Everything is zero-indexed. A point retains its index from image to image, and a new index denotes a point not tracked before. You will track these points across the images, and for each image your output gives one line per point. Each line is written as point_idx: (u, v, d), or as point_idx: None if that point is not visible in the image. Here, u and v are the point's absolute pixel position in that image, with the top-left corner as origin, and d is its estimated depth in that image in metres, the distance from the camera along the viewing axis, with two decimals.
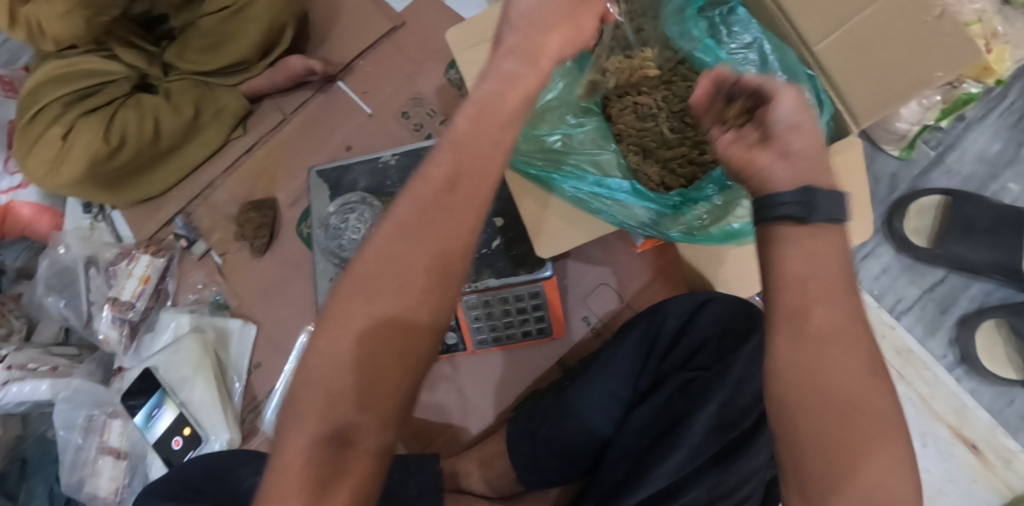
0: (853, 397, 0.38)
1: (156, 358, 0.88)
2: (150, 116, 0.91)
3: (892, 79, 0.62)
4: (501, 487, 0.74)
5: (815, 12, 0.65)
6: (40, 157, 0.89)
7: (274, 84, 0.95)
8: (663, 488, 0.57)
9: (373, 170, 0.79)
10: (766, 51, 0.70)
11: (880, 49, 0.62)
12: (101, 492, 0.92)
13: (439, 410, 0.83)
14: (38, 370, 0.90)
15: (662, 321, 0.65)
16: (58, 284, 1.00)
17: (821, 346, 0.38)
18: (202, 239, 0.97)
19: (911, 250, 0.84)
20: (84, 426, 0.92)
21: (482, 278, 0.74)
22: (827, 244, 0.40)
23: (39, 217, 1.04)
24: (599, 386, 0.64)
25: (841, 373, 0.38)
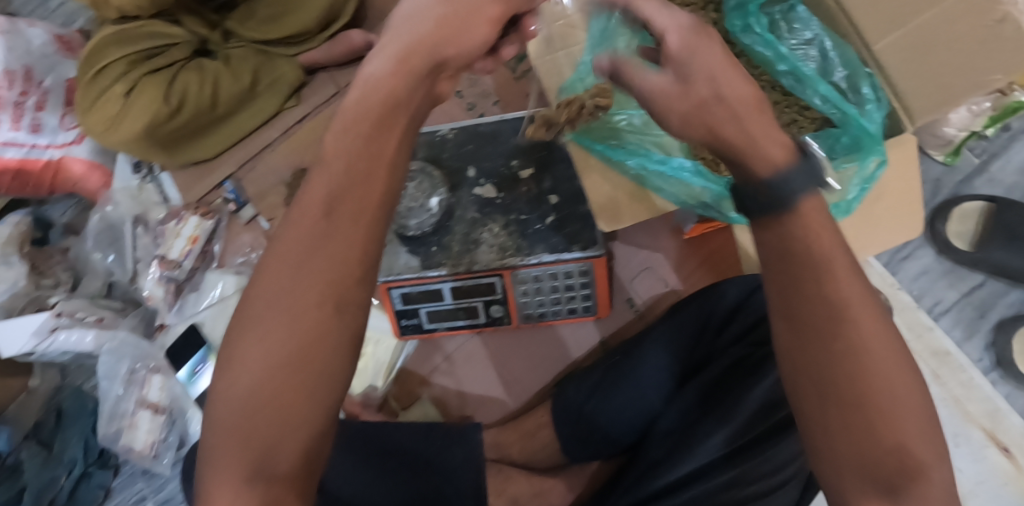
0: (870, 388, 0.40)
1: (202, 315, 0.92)
2: (210, 80, 0.94)
3: (948, 79, 0.64)
4: (541, 459, 0.76)
5: (875, 14, 0.67)
6: (101, 113, 0.91)
7: (331, 56, 0.98)
8: (707, 464, 0.59)
9: (430, 142, 0.81)
10: (827, 47, 0.72)
11: (941, 50, 0.63)
12: (137, 445, 0.94)
13: (480, 383, 0.85)
14: (85, 320, 0.92)
15: (716, 300, 0.67)
16: (106, 240, 1.03)
17: (830, 342, 0.40)
18: (251, 204, 0.98)
19: (954, 253, 0.86)
20: (127, 378, 0.93)
21: (535, 253, 0.75)
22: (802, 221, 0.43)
23: (90, 174, 1.06)
24: (649, 361, 0.67)
25: (854, 366, 0.40)
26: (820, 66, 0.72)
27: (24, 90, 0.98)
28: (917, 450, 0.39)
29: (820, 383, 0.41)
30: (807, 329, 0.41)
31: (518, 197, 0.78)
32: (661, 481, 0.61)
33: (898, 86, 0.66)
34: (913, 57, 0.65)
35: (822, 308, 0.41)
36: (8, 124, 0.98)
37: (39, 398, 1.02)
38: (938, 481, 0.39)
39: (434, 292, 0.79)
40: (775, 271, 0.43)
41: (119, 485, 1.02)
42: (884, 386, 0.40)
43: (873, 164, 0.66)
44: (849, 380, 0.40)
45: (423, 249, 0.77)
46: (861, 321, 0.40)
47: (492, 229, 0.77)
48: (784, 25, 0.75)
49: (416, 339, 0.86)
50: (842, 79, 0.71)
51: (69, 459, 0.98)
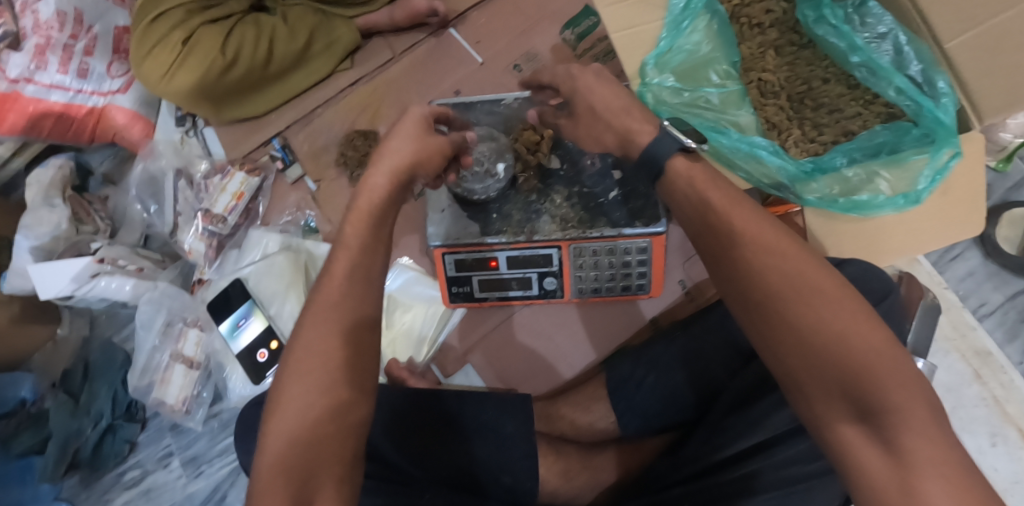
0: (810, 313, 0.46)
1: (247, 270, 0.90)
2: (267, 36, 0.94)
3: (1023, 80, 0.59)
4: (596, 432, 0.78)
5: (949, 10, 0.62)
6: (157, 61, 0.90)
7: (391, 21, 0.98)
8: (772, 435, 0.62)
9: (494, 111, 0.81)
10: (901, 42, 0.67)
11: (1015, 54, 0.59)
12: (169, 400, 0.93)
13: (527, 356, 0.85)
14: (127, 268, 0.92)
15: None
16: (148, 191, 1.02)
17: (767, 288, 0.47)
18: (298, 163, 0.97)
19: (1000, 257, 0.89)
20: (163, 331, 0.93)
21: (597, 226, 0.75)
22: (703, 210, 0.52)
23: (133, 124, 1.04)
24: (721, 336, 0.69)
25: (796, 301, 0.46)
26: (894, 60, 0.69)
27: (73, 33, 0.94)
28: (865, 357, 0.44)
29: (764, 324, 0.48)
30: (746, 284, 0.48)
31: (581, 171, 0.78)
32: (727, 451, 0.63)
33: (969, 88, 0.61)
34: (984, 59, 0.61)
35: (752, 261, 0.48)
36: (57, 67, 0.95)
37: (68, 347, 1.03)
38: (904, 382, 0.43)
39: (490, 261, 0.78)
40: (722, 243, 0.50)
41: (145, 440, 1.01)
42: (828, 312, 0.45)
43: (945, 156, 0.64)
44: (785, 314, 0.47)
45: (484, 215, 0.77)
46: (761, 257, 0.48)
47: (554, 200, 0.78)
48: (857, 18, 0.71)
49: (464, 308, 0.86)
50: (918, 74, 0.66)
51: (95, 411, 0.96)
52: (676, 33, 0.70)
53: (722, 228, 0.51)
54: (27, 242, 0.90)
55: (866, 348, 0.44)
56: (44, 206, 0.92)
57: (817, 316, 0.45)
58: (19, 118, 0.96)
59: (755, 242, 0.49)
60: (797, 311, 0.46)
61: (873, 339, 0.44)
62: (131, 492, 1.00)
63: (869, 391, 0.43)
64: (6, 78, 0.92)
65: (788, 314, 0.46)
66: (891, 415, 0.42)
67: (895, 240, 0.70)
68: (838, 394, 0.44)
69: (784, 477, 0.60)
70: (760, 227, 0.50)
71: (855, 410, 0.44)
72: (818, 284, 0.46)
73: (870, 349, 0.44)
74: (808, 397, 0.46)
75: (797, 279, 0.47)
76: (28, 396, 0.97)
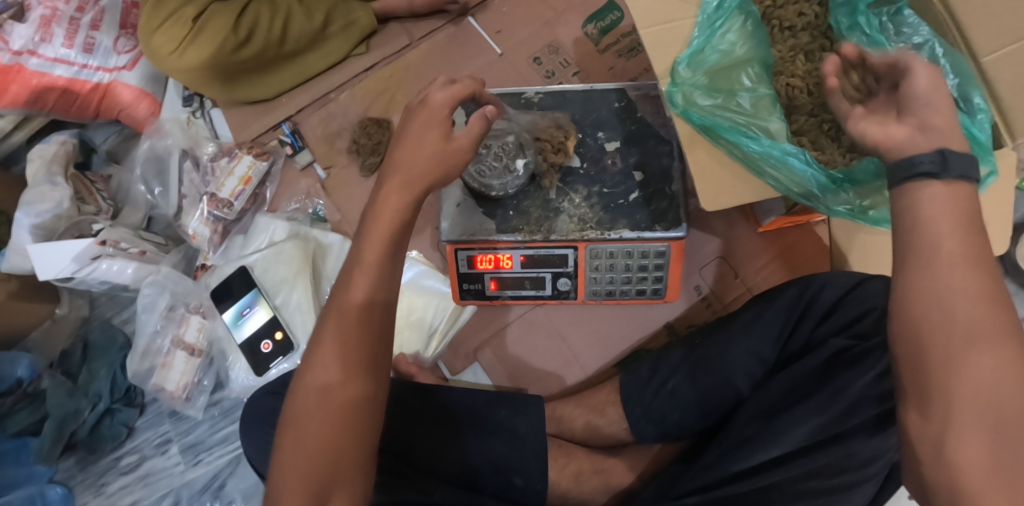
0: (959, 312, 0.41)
1: (253, 257, 0.88)
2: (281, 16, 0.91)
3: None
4: (606, 437, 0.78)
5: (986, 24, 0.62)
6: (167, 36, 0.87)
7: (410, 6, 0.95)
8: (793, 450, 0.61)
9: (515, 104, 0.79)
10: (937, 53, 0.64)
11: None
12: (169, 385, 0.91)
13: (538, 356, 0.84)
14: (129, 251, 0.90)
15: (819, 292, 0.65)
16: (152, 171, 0.99)
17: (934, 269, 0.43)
18: (308, 149, 0.94)
19: (1019, 275, 0.89)
20: (165, 314, 0.91)
21: (617, 228, 0.73)
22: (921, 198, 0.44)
23: (139, 101, 1.00)
24: (744, 346, 0.67)
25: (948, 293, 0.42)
26: (931, 71, 0.65)
27: (80, 6, 0.94)
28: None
29: (932, 331, 0.42)
30: (925, 283, 0.43)
31: (602, 170, 0.76)
32: (748, 462, 0.62)
33: (1005, 104, 0.60)
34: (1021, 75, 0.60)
35: (961, 270, 0.42)
36: (62, 40, 0.93)
37: (67, 326, 1.01)
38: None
39: (504, 259, 0.77)
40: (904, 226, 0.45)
41: (143, 425, 0.99)
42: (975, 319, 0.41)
43: (980, 174, 0.62)
44: (972, 333, 0.40)
45: (500, 212, 0.75)
46: (951, 265, 0.42)
47: (573, 199, 0.75)
48: (892, 27, 0.69)
49: (474, 306, 0.84)
50: (954, 87, 0.63)
51: (94, 392, 0.95)
52: (710, 31, 0.68)
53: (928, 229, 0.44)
54: (27, 220, 0.87)
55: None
56: (45, 182, 0.89)
57: (988, 339, 0.40)
58: (21, 90, 0.93)
59: (967, 251, 0.42)
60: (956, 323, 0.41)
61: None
62: (128, 477, 0.98)
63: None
64: (10, 50, 0.91)
65: (970, 330, 0.41)
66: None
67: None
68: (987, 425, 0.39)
69: (800, 492, 0.59)
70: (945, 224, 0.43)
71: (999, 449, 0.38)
72: (977, 296, 0.41)
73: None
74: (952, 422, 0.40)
75: (994, 302, 0.41)
76: (25, 375, 0.94)
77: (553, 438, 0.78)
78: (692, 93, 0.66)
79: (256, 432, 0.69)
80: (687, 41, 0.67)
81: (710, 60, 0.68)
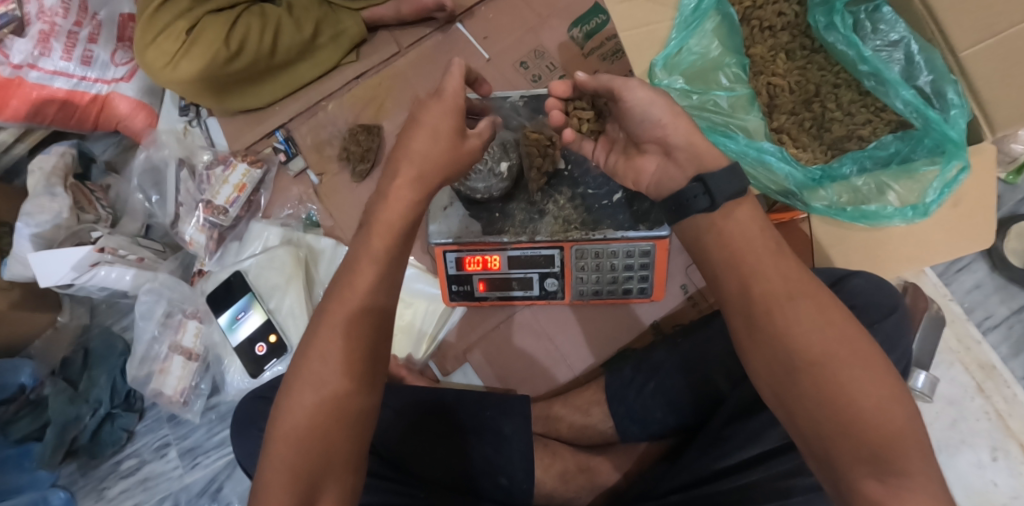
0: (816, 354, 0.47)
1: (247, 263, 0.90)
2: (272, 27, 0.93)
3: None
4: (592, 435, 0.79)
5: (965, 17, 0.58)
6: (161, 49, 0.89)
7: (398, 14, 0.96)
8: (773, 447, 0.62)
9: (500, 109, 0.80)
10: (913, 51, 0.65)
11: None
12: (168, 390, 0.93)
13: (526, 356, 0.85)
14: (127, 258, 0.92)
15: None
16: (149, 181, 1.01)
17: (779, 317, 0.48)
18: (300, 156, 0.96)
19: (1007, 269, 0.90)
20: (162, 320, 0.92)
21: (601, 229, 0.75)
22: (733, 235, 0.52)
23: (136, 113, 1.02)
24: (722, 344, 0.69)
25: (801, 336, 0.47)
26: (904, 69, 0.67)
27: (78, 21, 0.95)
28: (894, 421, 0.45)
29: (796, 386, 0.47)
30: (772, 340, 0.48)
31: (585, 172, 0.77)
32: (728, 461, 0.63)
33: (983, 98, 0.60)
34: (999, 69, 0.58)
35: (799, 323, 0.48)
36: (61, 54, 0.95)
37: (68, 335, 1.03)
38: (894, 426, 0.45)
39: (493, 260, 0.78)
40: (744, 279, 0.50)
41: (143, 429, 1.01)
42: (832, 350, 0.47)
43: (954, 170, 0.64)
44: (832, 377, 0.46)
45: (486, 214, 0.77)
46: (792, 313, 0.48)
47: (557, 200, 0.77)
48: (869, 25, 0.70)
49: (464, 307, 0.85)
50: (927, 84, 0.65)
51: (95, 398, 0.96)
52: (687, 33, 0.69)
53: (757, 283, 0.50)
54: (27, 230, 0.89)
55: (894, 413, 0.45)
56: (45, 193, 0.91)
57: (847, 373, 0.46)
58: (21, 104, 0.95)
59: (793, 293, 0.49)
60: (820, 374, 0.46)
61: (905, 410, 0.46)
62: (128, 481, 1.00)
63: (899, 454, 0.44)
64: (10, 64, 0.92)
65: (824, 373, 0.46)
66: (913, 484, 0.44)
67: (903, 252, 0.69)
68: (864, 459, 0.45)
69: (779, 489, 0.59)
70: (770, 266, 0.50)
71: (878, 476, 0.44)
72: (829, 338, 0.47)
73: (898, 416, 0.45)
74: (835, 464, 0.46)
75: (840, 337, 0.47)
76: (28, 382, 0.96)
77: (541, 437, 0.79)
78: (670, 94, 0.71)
79: (247, 433, 0.70)
80: (664, 43, 0.69)
81: (687, 60, 0.72)
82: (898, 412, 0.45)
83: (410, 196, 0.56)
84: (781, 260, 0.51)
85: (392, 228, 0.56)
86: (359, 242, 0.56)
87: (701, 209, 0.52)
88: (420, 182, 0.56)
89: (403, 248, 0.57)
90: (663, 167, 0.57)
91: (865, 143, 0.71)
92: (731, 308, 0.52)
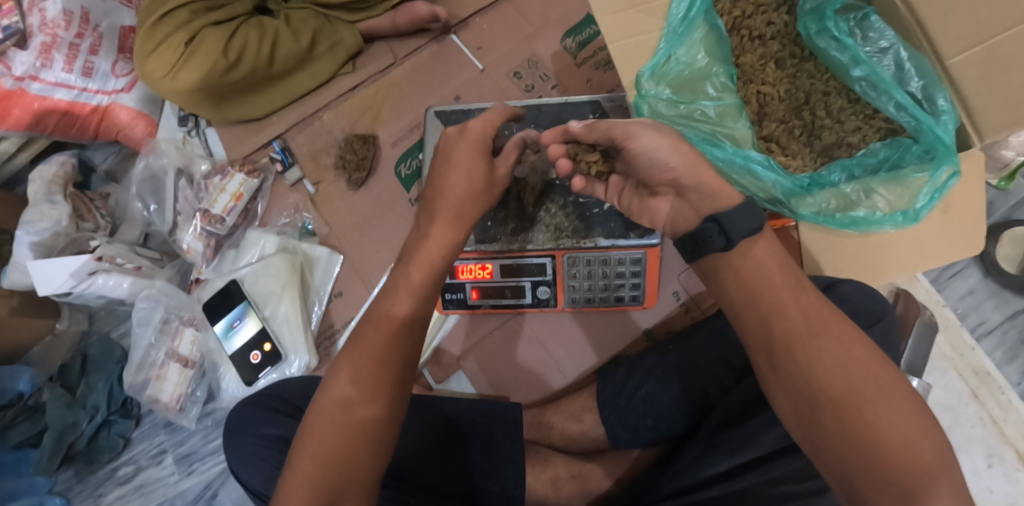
0: (841, 390, 0.48)
1: (243, 271, 0.91)
2: (269, 39, 0.94)
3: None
4: (585, 442, 0.80)
5: (954, 25, 0.59)
6: (160, 59, 0.91)
7: (394, 25, 0.98)
8: (764, 453, 0.62)
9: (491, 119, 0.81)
10: (902, 57, 0.66)
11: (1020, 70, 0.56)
12: (164, 397, 0.94)
13: (519, 364, 0.85)
14: (124, 266, 0.93)
15: None
16: (149, 189, 1.02)
17: (802, 352, 0.50)
18: (298, 166, 0.97)
19: (999, 275, 0.90)
20: (159, 327, 0.94)
21: (592, 237, 0.75)
22: (744, 264, 0.53)
23: (136, 123, 1.04)
24: (712, 350, 0.70)
25: (826, 372, 0.49)
26: (895, 75, 0.67)
27: (80, 32, 0.96)
28: (921, 456, 0.46)
29: (819, 423, 0.48)
30: (794, 378, 0.50)
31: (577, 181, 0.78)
32: (719, 468, 0.63)
33: (969, 104, 0.60)
34: (987, 76, 0.58)
35: (821, 362, 0.49)
36: (62, 65, 0.96)
37: (66, 341, 1.04)
38: (925, 461, 0.46)
39: (484, 268, 0.79)
40: (769, 314, 0.52)
41: (139, 436, 1.02)
42: (856, 386, 0.48)
43: (944, 175, 0.64)
44: (856, 416, 0.47)
45: (478, 222, 0.77)
46: (815, 350, 0.49)
47: (549, 209, 0.77)
48: (859, 32, 0.70)
49: (457, 315, 0.86)
50: (919, 90, 0.65)
51: (92, 405, 0.97)
52: (675, 43, 0.70)
53: (776, 321, 0.51)
54: (27, 238, 0.91)
55: (921, 449, 0.46)
56: (44, 201, 0.93)
57: (875, 410, 0.47)
58: (24, 114, 0.97)
59: (816, 332, 0.50)
60: (848, 410, 0.48)
61: (932, 447, 0.47)
62: (124, 488, 1.01)
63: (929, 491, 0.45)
64: (12, 76, 0.94)
65: (848, 410, 0.48)
66: None
67: (899, 259, 0.69)
68: (893, 496, 0.45)
69: (771, 496, 0.59)
70: (793, 306, 0.51)
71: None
72: (859, 375, 0.48)
73: (926, 451, 0.46)
74: (864, 501, 0.46)
75: (862, 375, 0.48)
76: (25, 389, 0.98)
77: (533, 444, 0.80)
78: (658, 104, 0.71)
79: (239, 439, 0.71)
80: (652, 53, 0.70)
81: (675, 70, 0.72)
82: (925, 446, 0.47)
83: (445, 232, 0.59)
84: (768, 280, 0.52)
85: (417, 265, 0.58)
86: (399, 273, 0.59)
87: (719, 248, 0.53)
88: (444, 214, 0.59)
89: (421, 269, 0.58)
90: (677, 205, 0.58)
91: (855, 150, 0.72)
92: (753, 344, 0.53)
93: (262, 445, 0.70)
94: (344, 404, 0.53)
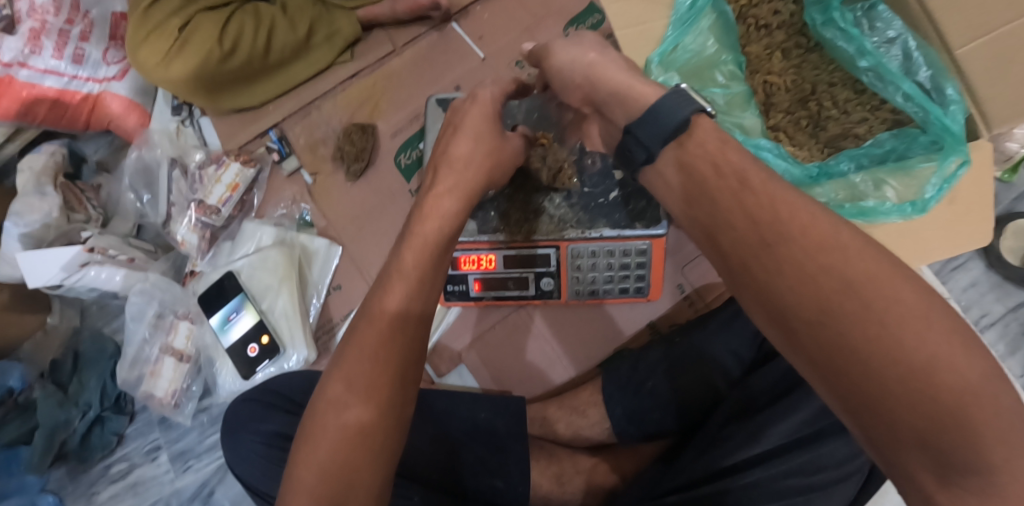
0: (857, 279, 0.37)
1: (239, 263, 0.89)
2: (266, 27, 0.92)
3: None
4: (589, 438, 0.79)
5: (959, 15, 0.57)
6: (154, 47, 0.89)
7: (392, 14, 0.96)
8: (772, 447, 0.61)
9: None
10: (910, 47, 0.64)
11: None
12: (158, 393, 0.92)
13: (522, 357, 0.84)
14: (117, 258, 0.91)
15: None
16: (141, 181, 1.00)
17: (792, 247, 0.40)
18: (294, 155, 0.95)
19: (1003, 268, 0.90)
20: (153, 322, 0.92)
21: (596, 228, 0.74)
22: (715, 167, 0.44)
23: (128, 113, 1.01)
24: (722, 344, 0.70)
25: (824, 274, 0.38)
26: (902, 66, 0.66)
27: (70, 18, 0.95)
28: (958, 383, 0.35)
29: (803, 355, 0.39)
30: (764, 296, 0.41)
31: (582, 170, 0.75)
32: (727, 462, 0.61)
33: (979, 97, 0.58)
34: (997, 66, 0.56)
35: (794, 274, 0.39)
36: (51, 52, 0.94)
37: (57, 338, 1.02)
38: (968, 390, 0.35)
39: (487, 259, 0.77)
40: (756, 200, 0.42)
41: (134, 432, 1.00)
42: (873, 286, 0.37)
43: (953, 165, 0.62)
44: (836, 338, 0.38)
45: (482, 213, 0.75)
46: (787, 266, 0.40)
47: (553, 199, 0.75)
48: (866, 22, 0.68)
49: (459, 307, 0.84)
50: (926, 79, 0.63)
51: (84, 402, 0.95)
52: (682, 30, 0.69)
53: (733, 242, 0.42)
54: (16, 229, 0.89)
55: (957, 370, 0.35)
56: (34, 193, 0.91)
57: (896, 320, 0.36)
58: (11, 103, 0.94)
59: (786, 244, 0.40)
60: (859, 321, 0.37)
61: (970, 367, 0.35)
62: (118, 485, 0.99)
63: (961, 429, 0.35)
64: (1, 62, 0.91)
65: (830, 333, 0.38)
66: (986, 467, 0.34)
67: (910, 247, 0.67)
68: (912, 438, 0.36)
69: (782, 490, 0.58)
70: (788, 198, 0.41)
71: (937, 466, 0.35)
72: (874, 272, 0.38)
73: (965, 372, 0.35)
74: (875, 439, 0.37)
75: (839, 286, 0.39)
76: (17, 385, 0.95)
77: (537, 439, 0.79)
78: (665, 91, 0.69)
79: (238, 436, 0.69)
80: (659, 41, 0.69)
81: (682, 58, 0.72)
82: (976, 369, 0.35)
83: (451, 209, 0.57)
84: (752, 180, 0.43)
85: (411, 244, 0.55)
86: (391, 258, 0.55)
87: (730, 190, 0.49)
88: (448, 200, 0.57)
89: (432, 263, 0.55)
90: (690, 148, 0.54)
91: (862, 141, 0.71)
92: (731, 238, 0.42)
93: (259, 441, 0.68)
94: (359, 401, 0.49)
